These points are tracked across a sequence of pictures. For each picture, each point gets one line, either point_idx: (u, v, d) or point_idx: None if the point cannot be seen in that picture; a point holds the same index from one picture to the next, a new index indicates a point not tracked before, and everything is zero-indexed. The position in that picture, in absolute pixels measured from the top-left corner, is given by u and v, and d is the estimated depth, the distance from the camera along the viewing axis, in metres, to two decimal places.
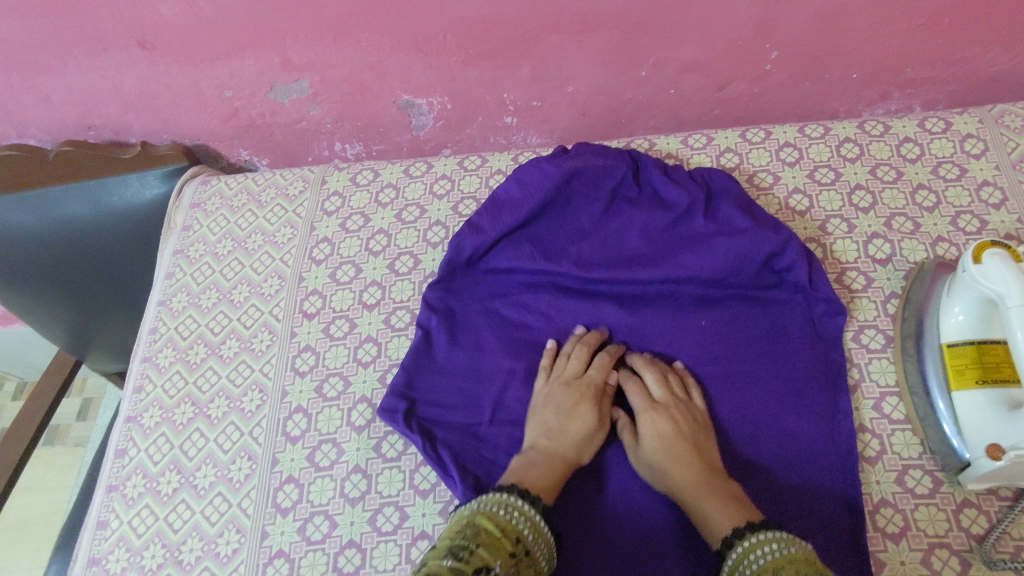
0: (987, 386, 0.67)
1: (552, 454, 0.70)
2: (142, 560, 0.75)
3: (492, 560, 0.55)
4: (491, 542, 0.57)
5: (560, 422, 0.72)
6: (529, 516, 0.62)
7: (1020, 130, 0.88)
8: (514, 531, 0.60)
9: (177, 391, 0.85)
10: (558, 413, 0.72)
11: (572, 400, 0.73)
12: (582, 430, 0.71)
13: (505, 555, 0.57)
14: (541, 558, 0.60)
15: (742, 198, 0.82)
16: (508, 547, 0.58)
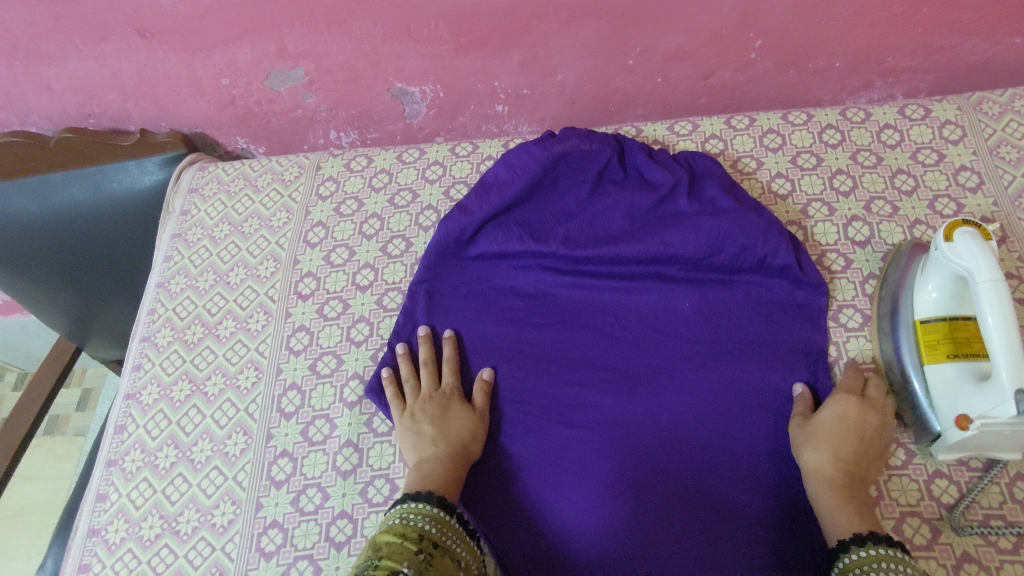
0: (958, 359, 0.70)
1: (444, 457, 0.71)
2: (139, 531, 0.77)
3: (397, 565, 0.54)
4: (398, 550, 0.56)
5: (438, 429, 0.73)
6: (435, 519, 0.61)
7: (998, 117, 0.90)
8: (414, 531, 0.59)
9: (175, 368, 0.87)
10: (433, 422, 0.74)
11: (439, 409, 0.75)
12: (461, 424, 0.74)
13: (411, 555, 0.56)
14: (451, 544, 0.60)
15: (726, 179, 0.85)
16: (413, 546, 0.57)
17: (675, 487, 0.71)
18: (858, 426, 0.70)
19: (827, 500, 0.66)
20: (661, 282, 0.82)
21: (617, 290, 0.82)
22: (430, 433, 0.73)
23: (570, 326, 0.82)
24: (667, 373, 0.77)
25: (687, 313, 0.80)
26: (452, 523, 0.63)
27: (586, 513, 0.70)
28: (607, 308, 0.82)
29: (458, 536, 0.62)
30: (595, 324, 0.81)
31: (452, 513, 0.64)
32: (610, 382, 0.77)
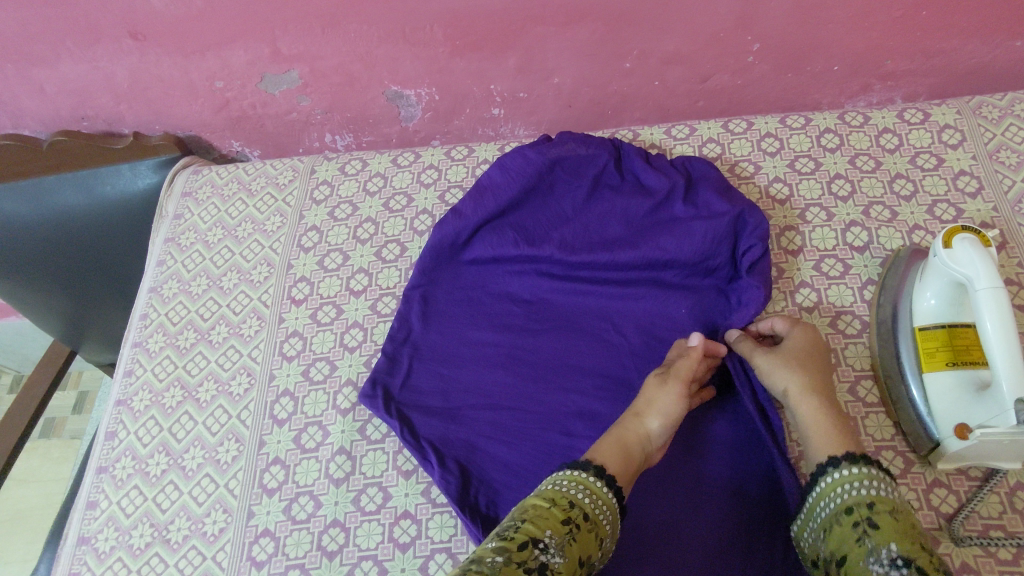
0: (957, 368, 0.69)
1: (624, 432, 0.67)
2: (130, 539, 0.76)
3: (538, 532, 0.55)
4: (542, 514, 0.57)
5: (643, 404, 0.70)
6: (589, 487, 0.60)
7: (998, 121, 0.89)
8: (565, 498, 0.59)
9: (167, 374, 0.87)
10: (643, 396, 0.70)
11: (657, 379, 0.71)
12: (663, 403, 0.69)
13: (556, 524, 0.56)
14: (602, 520, 0.59)
15: (721, 182, 0.84)
16: (560, 515, 0.57)
17: (672, 498, 0.71)
18: (818, 353, 0.72)
19: (811, 416, 0.67)
20: (658, 288, 0.81)
21: (613, 295, 0.82)
22: (635, 405, 0.70)
23: (564, 331, 0.81)
24: None
25: (683, 319, 0.79)
26: (605, 495, 0.61)
27: None
28: (603, 314, 0.81)
29: (615, 511, 0.61)
30: (590, 331, 0.81)
31: (612, 487, 0.62)
32: (607, 391, 0.77)
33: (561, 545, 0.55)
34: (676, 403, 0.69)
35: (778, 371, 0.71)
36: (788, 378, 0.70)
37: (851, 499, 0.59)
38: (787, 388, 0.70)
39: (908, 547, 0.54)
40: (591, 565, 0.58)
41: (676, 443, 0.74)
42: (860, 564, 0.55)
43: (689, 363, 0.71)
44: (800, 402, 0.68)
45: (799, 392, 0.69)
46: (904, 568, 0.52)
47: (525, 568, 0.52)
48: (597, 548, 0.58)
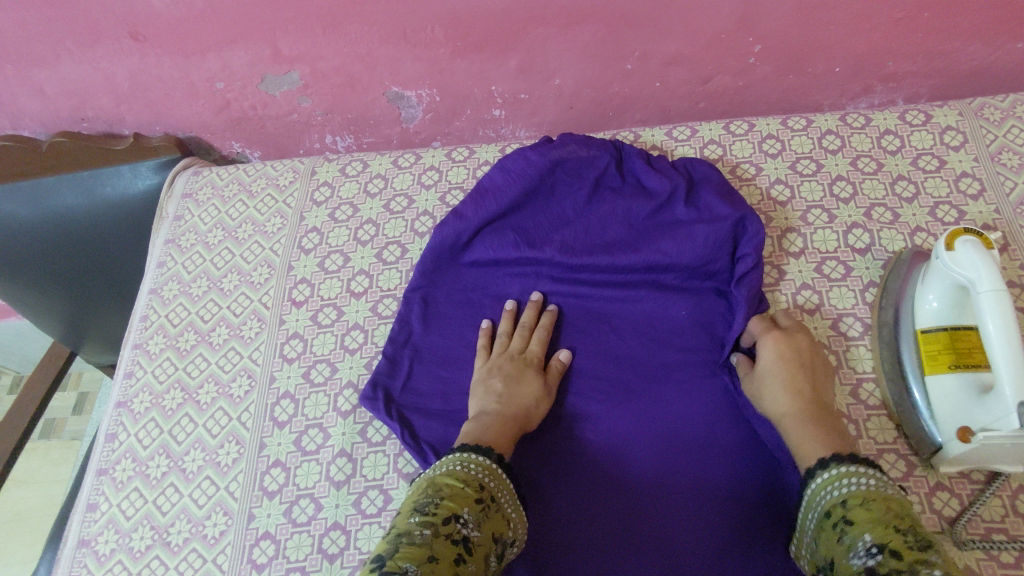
0: (959, 371, 0.69)
1: (504, 415, 0.71)
2: (130, 542, 0.76)
3: (459, 508, 0.56)
4: (457, 493, 0.58)
5: (509, 388, 0.74)
6: (492, 470, 0.62)
7: (999, 123, 0.89)
8: (476, 480, 0.60)
9: (167, 376, 0.86)
10: (505, 381, 0.74)
11: (514, 370, 0.75)
12: (531, 392, 0.74)
13: (471, 502, 0.57)
14: (507, 502, 0.61)
15: (723, 185, 0.84)
16: (473, 494, 0.58)
17: (673, 500, 0.70)
18: (801, 370, 0.71)
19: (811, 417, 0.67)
20: (658, 291, 0.81)
21: (612, 298, 0.82)
22: (499, 389, 0.73)
23: (564, 331, 0.82)
24: (663, 382, 0.76)
25: (682, 322, 0.79)
26: (504, 477, 0.63)
27: (590, 522, 0.70)
28: (602, 316, 0.82)
29: (515, 495, 0.63)
30: (591, 334, 0.81)
31: (509, 471, 0.64)
32: (607, 394, 0.76)
33: (479, 520, 0.56)
34: (535, 391, 0.74)
35: (763, 393, 0.71)
36: (773, 400, 0.70)
37: (829, 502, 0.59)
38: (775, 409, 0.70)
39: (881, 532, 0.52)
40: (502, 543, 0.59)
41: (679, 445, 0.72)
42: (843, 562, 0.54)
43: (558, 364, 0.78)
44: (785, 421, 0.68)
45: (784, 411, 0.69)
46: (879, 554, 0.51)
47: (451, 540, 0.53)
48: (510, 527, 0.59)
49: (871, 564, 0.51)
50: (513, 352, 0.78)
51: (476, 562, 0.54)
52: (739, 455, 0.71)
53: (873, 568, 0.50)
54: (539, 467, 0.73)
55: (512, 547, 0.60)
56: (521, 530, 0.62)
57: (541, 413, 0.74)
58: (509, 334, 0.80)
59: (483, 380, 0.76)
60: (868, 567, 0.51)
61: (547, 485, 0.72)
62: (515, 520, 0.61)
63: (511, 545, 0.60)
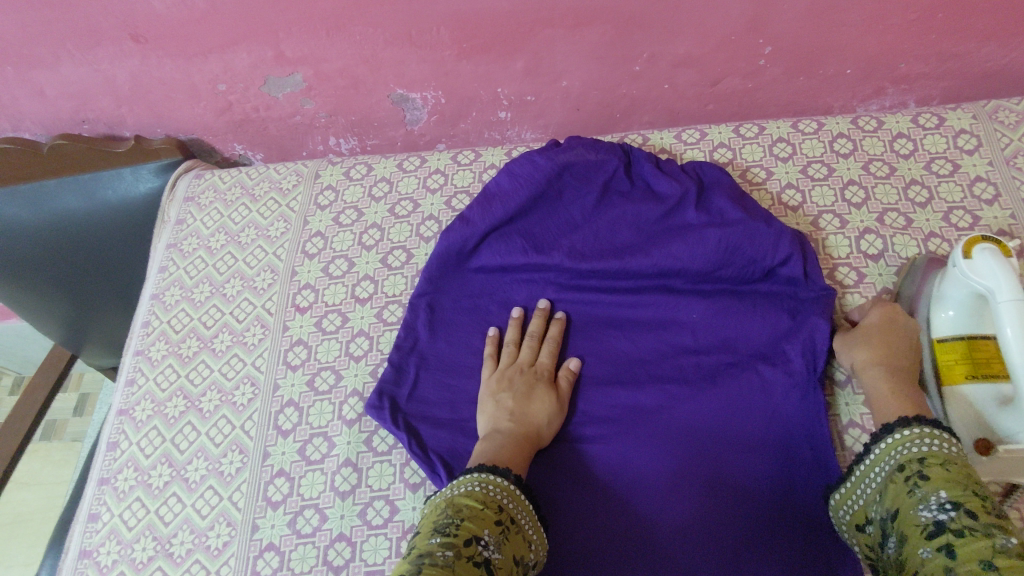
0: (976, 381, 0.68)
1: (517, 434, 0.70)
2: (132, 553, 0.75)
3: (478, 530, 0.55)
4: (477, 515, 0.57)
5: (520, 406, 0.72)
6: (511, 491, 0.61)
7: (1015, 127, 0.88)
8: (495, 501, 0.59)
9: (169, 384, 0.85)
10: (516, 398, 0.73)
11: (525, 387, 0.74)
12: (543, 410, 0.73)
13: (491, 524, 0.56)
14: (527, 524, 0.60)
15: (735, 189, 0.83)
16: (493, 515, 0.57)
17: (685, 501, 0.69)
18: (890, 327, 0.72)
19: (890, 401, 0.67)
20: (669, 295, 0.80)
21: (622, 302, 0.81)
22: (510, 407, 0.72)
23: (573, 337, 0.80)
24: (672, 384, 0.76)
25: (694, 324, 0.78)
26: (525, 499, 0.62)
27: (603, 526, 0.69)
28: (612, 322, 0.81)
29: (536, 517, 0.62)
30: (600, 341, 0.80)
31: (527, 493, 0.63)
32: (616, 398, 0.76)
33: (498, 543, 0.55)
34: (548, 410, 0.73)
35: (844, 348, 0.73)
36: (853, 354, 0.72)
37: (903, 459, 0.59)
38: (853, 362, 0.72)
39: (958, 492, 0.54)
40: (525, 566, 0.58)
41: (689, 446, 0.72)
42: (908, 512, 0.56)
43: (569, 374, 0.77)
44: (864, 376, 0.70)
45: (864, 366, 0.70)
46: (953, 510, 0.52)
47: (472, 563, 0.52)
48: (530, 550, 0.59)
49: (943, 519, 0.52)
50: (522, 365, 0.76)
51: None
52: (752, 456, 0.70)
53: (944, 522, 0.52)
54: (556, 478, 0.72)
55: (532, 570, 0.59)
56: (541, 554, 0.61)
57: (551, 432, 0.73)
58: (515, 344, 0.79)
59: (493, 394, 0.74)
60: (937, 521, 0.53)
61: (561, 494, 0.71)
62: (536, 543, 0.60)
63: (531, 568, 0.58)
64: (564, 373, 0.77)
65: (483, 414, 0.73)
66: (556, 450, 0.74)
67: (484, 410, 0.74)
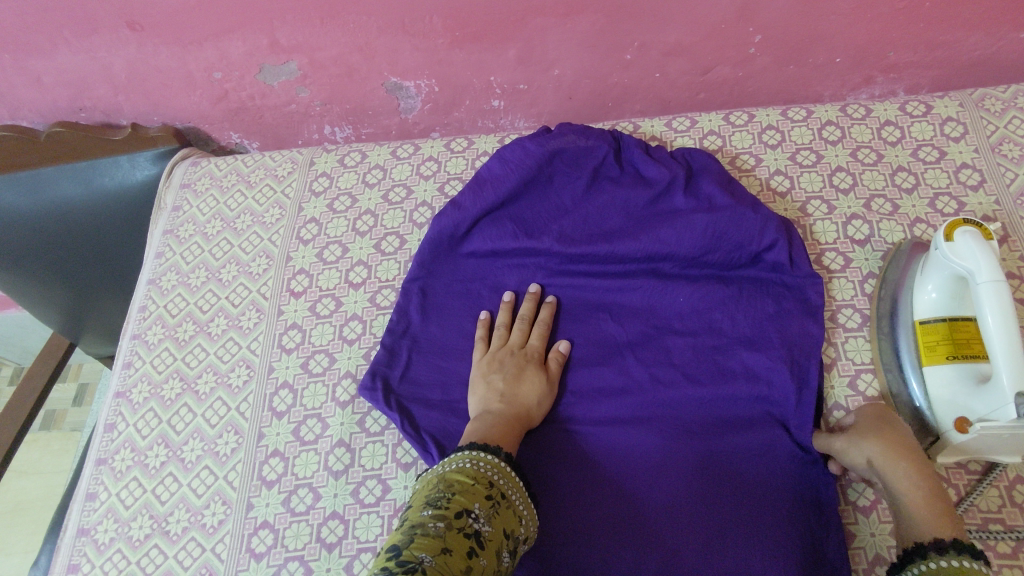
0: (957, 361, 0.69)
1: (507, 416, 0.71)
2: (129, 531, 0.76)
3: (469, 504, 0.56)
4: (467, 490, 0.58)
5: (510, 387, 0.73)
6: (501, 468, 0.62)
7: (1000, 114, 0.89)
8: (485, 477, 0.60)
9: (166, 366, 0.87)
10: (507, 379, 0.74)
11: (515, 368, 0.75)
12: (533, 392, 0.74)
13: (481, 498, 0.57)
14: (518, 501, 0.61)
15: (723, 175, 0.84)
16: (485, 490, 0.58)
17: (674, 481, 0.70)
18: (891, 420, 0.67)
19: (905, 487, 0.61)
20: (657, 280, 0.81)
21: (611, 287, 0.82)
22: (501, 388, 0.73)
23: (563, 321, 0.82)
24: (660, 366, 0.77)
25: (681, 308, 0.79)
26: (515, 477, 0.63)
27: (595, 505, 0.70)
28: (601, 307, 0.82)
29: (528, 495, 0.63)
30: (589, 326, 0.81)
31: (518, 471, 0.64)
32: (605, 379, 0.77)
33: (489, 516, 0.57)
34: (537, 393, 0.74)
35: (854, 443, 0.66)
36: (869, 447, 0.64)
37: None
38: (870, 458, 0.64)
39: None
40: (517, 540, 0.59)
41: (677, 428, 0.73)
42: None
43: (557, 357, 0.78)
44: (888, 470, 0.63)
45: (884, 460, 0.63)
46: None
47: (463, 534, 0.53)
48: (521, 525, 0.60)
49: None
50: (513, 347, 0.77)
51: (486, 557, 0.54)
52: (740, 441, 0.71)
53: None
54: (550, 463, 0.73)
55: (523, 544, 0.61)
56: (532, 530, 0.62)
57: (541, 414, 0.74)
58: (507, 327, 0.80)
59: (484, 375, 0.75)
60: None
61: (554, 473, 0.72)
62: (526, 518, 0.61)
63: (522, 542, 0.60)
64: (554, 356, 0.78)
65: (474, 397, 0.74)
66: (548, 434, 0.75)
67: (475, 392, 0.75)
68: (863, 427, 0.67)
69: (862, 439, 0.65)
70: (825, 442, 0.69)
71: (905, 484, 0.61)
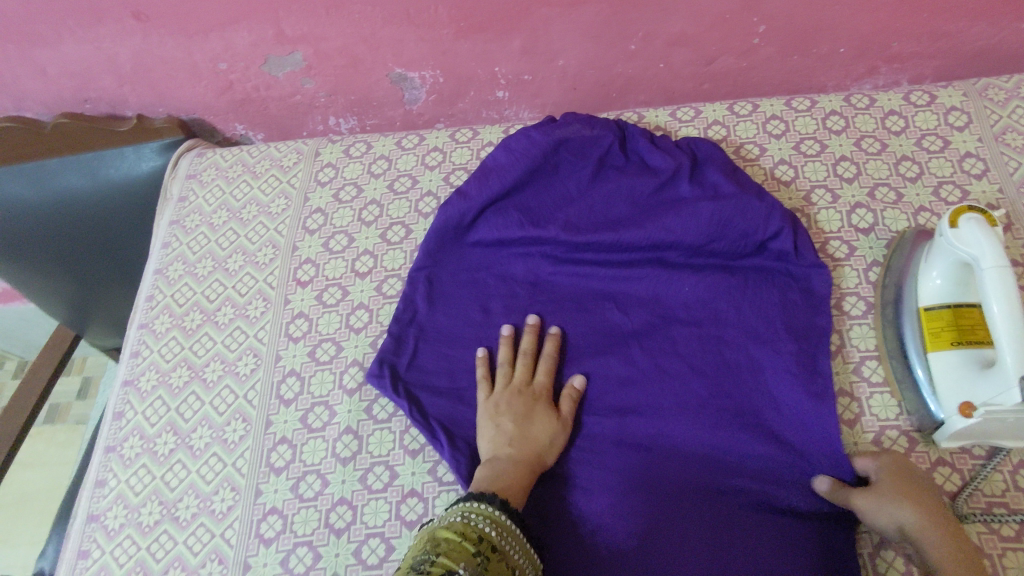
0: (962, 347, 0.69)
1: (519, 461, 0.69)
2: (139, 517, 0.76)
3: (452, 564, 0.53)
4: (454, 548, 0.55)
5: (521, 429, 0.71)
6: (495, 519, 0.60)
7: (1004, 104, 0.89)
8: (476, 532, 0.58)
9: (174, 355, 0.87)
10: (516, 421, 0.72)
11: (525, 408, 0.73)
12: (545, 431, 0.72)
13: (468, 557, 0.54)
14: (513, 554, 0.58)
15: (728, 164, 0.85)
16: (471, 546, 0.56)
17: (680, 472, 0.70)
18: (912, 471, 0.66)
19: (945, 553, 0.61)
20: (662, 269, 0.82)
21: (617, 276, 0.82)
22: (511, 432, 0.71)
23: (569, 311, 0.82)
24: (666, 357, 0.77)
25: (687, 299, 0.80)
26: (512, 527, 0.60)
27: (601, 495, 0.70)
28: (606, 295, 0.82)
29: (525, 544, 0.60)
30: (595, 313, 0.81)
31: (515, 520, 0.62)
32: (610, 369, 0.78)
33: (476, 575, 0.53)
34: (549, 432, 0.72)
35: (884, 507, 0.64)
36: (902, 513, 0.63)
37: None
38: (903, 525, 0.63)
39: None
40: None
41: (682, 419, 0.73)
42: None
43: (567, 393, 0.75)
44: (925, 537, 0.62)
45: (919, 527, 0.62)
46: None
47: None
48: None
49: None
50: (519, 385, 0.75)
51: None
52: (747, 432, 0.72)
53: None
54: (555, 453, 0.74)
55: None
56: None
57: (554, 452, 0.72)
58: (510, 364, 0.77)
59: (492, 418, 0.73)
60: None
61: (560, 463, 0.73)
62: (524, 570, 0.58)
63: None
64: (568, 393, 0.75)
65: (483, 441, 0.72)
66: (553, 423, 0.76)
67: (483, 434, 0.73)
68: (890, 487, 0.65)
69: (892, 504, 0.64)
70: (845, 498, 0.66)
71: (947, 551, 0.61)
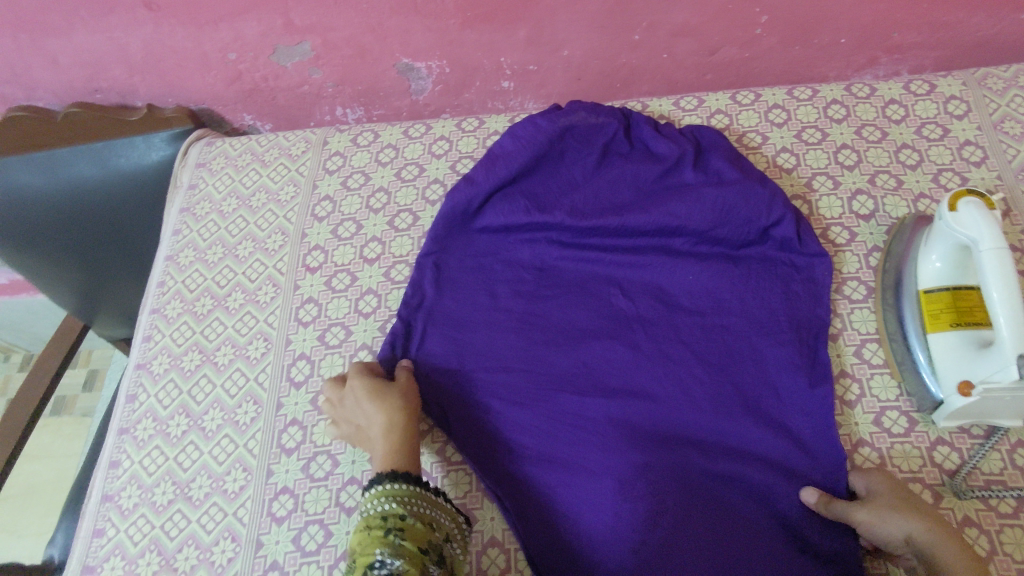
0: (960, 328, 0.71)
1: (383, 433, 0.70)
2: (152, 497, 0.78)
3: (371, 556, 0.56)
4: (366, 543, 0.58)
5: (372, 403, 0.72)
6: (393, 491, 0.62)
7: (1002, 93, 0.91)
8: (379, 515, 0.60)
9: (185, 339, 0.88)
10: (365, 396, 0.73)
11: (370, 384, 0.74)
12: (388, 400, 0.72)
13: (381, 540, 0.58)
14: (424, 510, 0.62)
15: (731, 152, 0.86)
16: (381, 531, 0.59)
17: (684, 452, 0.72)
18: (903, 488, 0.67)
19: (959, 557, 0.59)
20: (668, 256, 0.83)
21: (622, 262, 0.83)
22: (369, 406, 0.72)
23: (575, 295, 0.83)
24: (671, 340, 0.78)
25: (692, 285, 0.81)
26: (412, 487, 0.64)
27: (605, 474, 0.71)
28: (611, 280, 0.83)
29: (432, 497, 0.64)
30: (601, 297, 0.83)
31: (418, 481, 0.65)
32: (616, 350, 0.79)
33: (395, 550, 0.57)
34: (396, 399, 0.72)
35: (886, 516, 0.63)
36: (909, 521, 0.62)
37: None
38: (911, 531, 0.62)
39: None
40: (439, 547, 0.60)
41: (686, 400, 0.75)
42: None
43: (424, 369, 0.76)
44: (937, 542, 0.61)
45: (927, 532, 0.61)
46: None
47: None
48: (435, 528, 0.62)
49: None
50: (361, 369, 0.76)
51: None
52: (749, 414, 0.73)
53: None
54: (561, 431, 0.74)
55: (450, 545, 0.63)
56: (450, 526, 0.64)
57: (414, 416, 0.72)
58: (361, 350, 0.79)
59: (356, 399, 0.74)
60: None
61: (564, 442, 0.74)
62: (439, 517, 0.63)
63: (444, 543, 0.62)
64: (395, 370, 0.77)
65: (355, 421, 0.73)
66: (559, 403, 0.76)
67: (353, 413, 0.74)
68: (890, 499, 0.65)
69: (897, 513, 0.63)
70: (846, 514, 0.65)
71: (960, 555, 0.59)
